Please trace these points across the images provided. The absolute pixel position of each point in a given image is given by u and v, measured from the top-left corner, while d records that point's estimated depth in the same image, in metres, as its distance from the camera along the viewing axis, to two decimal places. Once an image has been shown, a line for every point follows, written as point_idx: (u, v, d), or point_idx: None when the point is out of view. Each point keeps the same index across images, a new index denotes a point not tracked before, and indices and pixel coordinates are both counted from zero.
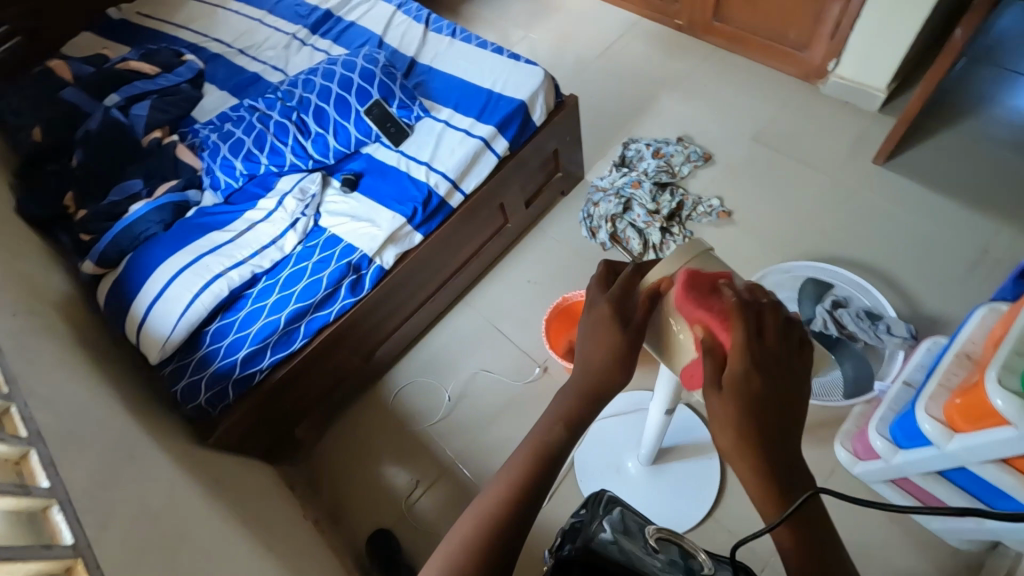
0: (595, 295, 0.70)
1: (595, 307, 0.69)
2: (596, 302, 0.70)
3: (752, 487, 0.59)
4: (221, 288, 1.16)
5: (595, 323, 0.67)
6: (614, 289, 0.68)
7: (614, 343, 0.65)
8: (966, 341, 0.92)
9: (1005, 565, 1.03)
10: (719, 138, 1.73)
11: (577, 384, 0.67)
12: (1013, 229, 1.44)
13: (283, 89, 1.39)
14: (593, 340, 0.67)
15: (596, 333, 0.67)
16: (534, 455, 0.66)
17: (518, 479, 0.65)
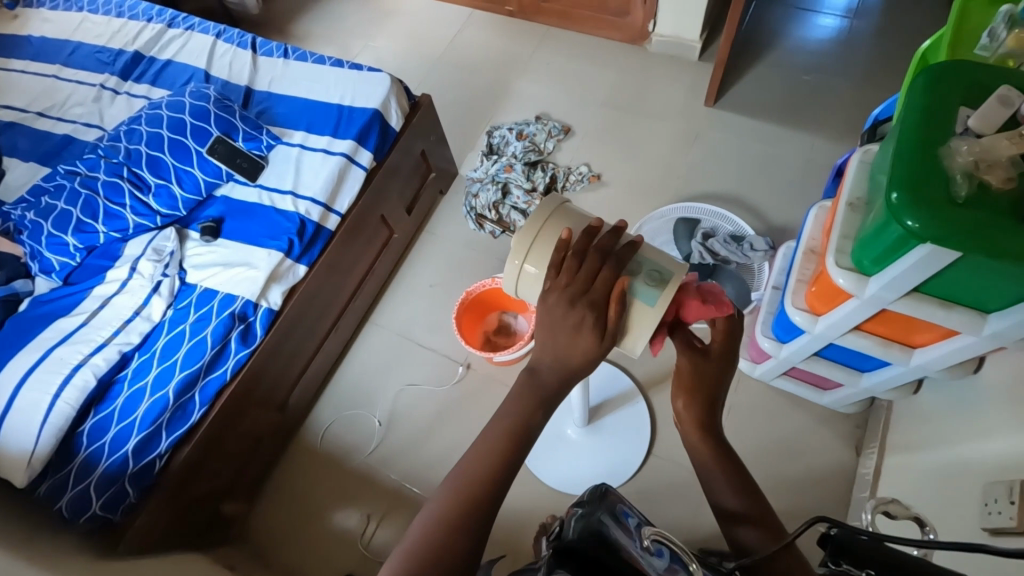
0: (570, 291, 0.65)
1: (575, 309, 0.64)
2: (572, 308, 0.64)
3: (716, 477, 0.74)
4: (87, 378, 1.02)
5: (576, 329, 0.64)
6: (593, 291, 0.65)
7: (591, 351, 0.64)
8: (808, 239, 1.07)
9: (882, 415, 1.22)
10: (573, 110, 1.83)
11: (552, 378, 0.67)
12: (824, 137, 1.68)
13: (104, 145, 1.24)
14: (569, 344, 0.64)
15: (574, 339, 0.64)
16: (484, 443, 0.67)
17: (483, 464, 0.65)
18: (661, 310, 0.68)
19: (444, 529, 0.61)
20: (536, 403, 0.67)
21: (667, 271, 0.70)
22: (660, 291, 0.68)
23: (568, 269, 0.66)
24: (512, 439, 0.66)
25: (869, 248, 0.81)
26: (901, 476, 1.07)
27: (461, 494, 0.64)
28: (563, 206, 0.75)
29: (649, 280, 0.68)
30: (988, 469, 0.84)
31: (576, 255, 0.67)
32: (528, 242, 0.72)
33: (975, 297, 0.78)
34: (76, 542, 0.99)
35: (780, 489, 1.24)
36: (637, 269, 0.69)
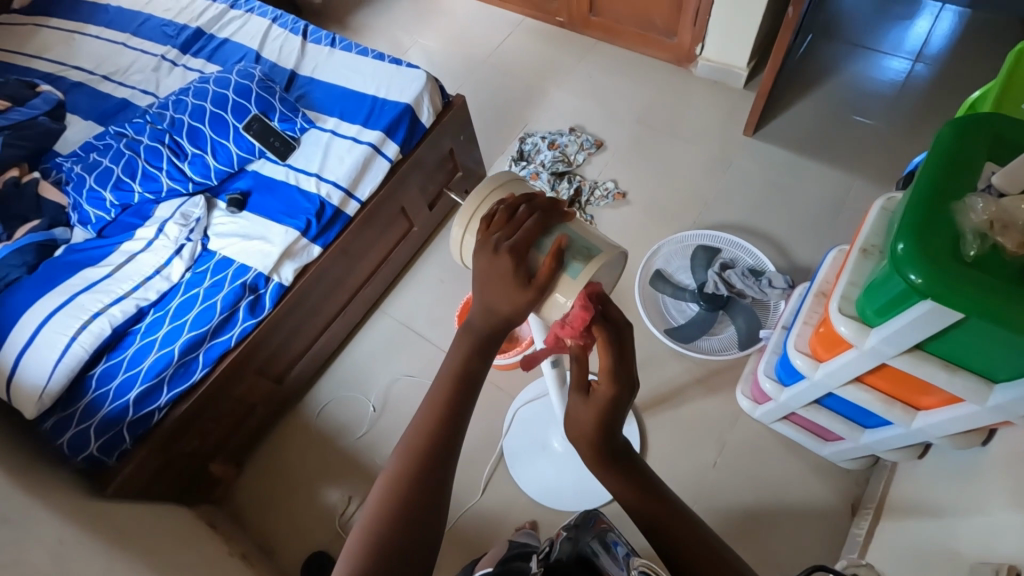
0: (497, 238, 0.65)
1: (499, 256, 0.64)
2: (497, 253, 0.64)
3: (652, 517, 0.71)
4: (102, 327, 1.09)
5: (499, 276, 0.64)
6: (517, 238, 0.65)
7: (517, 295, 0.64)
8: (822, 281, 1.03)
9: (884, 475, 1.16)
10: (608, 125, 1.83)
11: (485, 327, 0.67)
12: (864, 181, 1.62)
13: (152, 112, 1.33)
14: (495, 290, 0.65)
15: (499, 286, 0.64)
16: (437, 415, 0.67)
17: (429, 424, 0.67)
18: (582, 284, 0.65)
19: (398, 501, 0.63)
20: (472, 344, 0.68)
21: (594, 248, 0.68)
22: (582, 265, 0.66)
23: (499, 220, 0.68)
24: (455, 387, 0.67)
25: (873, 297, 0.79)
26: (891, 542, 1.02)
27: (410, 457, 0.65)
28: (515, 181, 0.75)
29: (575, 255, 0.66)
30: (977, 548, 0.79)
31: (508, 208, 0.68)
32: (471, 207, 0.72)
33: (979, 363, 0.74)
34: (72, 477, 1.05)
35: (764, 535, 1.20)
36: (565, 242, 0.67)
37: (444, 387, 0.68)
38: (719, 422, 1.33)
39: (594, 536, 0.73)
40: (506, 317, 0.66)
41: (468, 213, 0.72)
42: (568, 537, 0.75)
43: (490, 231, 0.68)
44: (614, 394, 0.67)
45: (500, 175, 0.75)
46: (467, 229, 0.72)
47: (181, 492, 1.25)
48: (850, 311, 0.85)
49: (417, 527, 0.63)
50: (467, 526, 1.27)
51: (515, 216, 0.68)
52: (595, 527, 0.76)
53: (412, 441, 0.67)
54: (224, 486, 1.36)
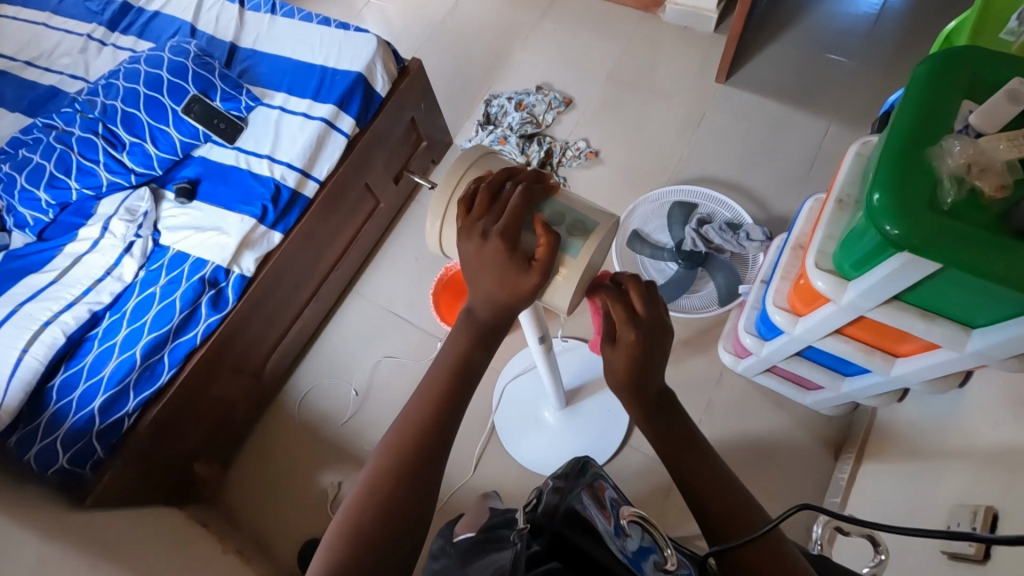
0: (482, 224, 0.61)
1: (488, 242, 0.60)
2: (488, 239, 0.60)
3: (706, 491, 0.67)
4: (56, 335, 1.04)
5: (493, 262, 0.60)
6: (506, 219, 0.61)
7: (515, 282, 0.61)
8: (799, 233, 1.01)
9: (866, 420, 1.18)
10: (575, 81, 1.75)
11: (486, 307, 0.64)
12: (839, 123, 1.58)
13: (81, 99, 1.23)
14: (492, 281, 0.61)
15: (494, 275, 0.61)
16: (440, 394, 0.63)
17: (424, 398, 0.63)
18: (582, 261, 0.64)
19: (380, 501, 0.56)
20: (473, 338, 0.65)
21: (588, 221, 0.65)
22: (580, 241, 0.64)
23: (480, 203, 0.63)
24: (453, 378, 0.64)
25: (850, 251, 0.77)
26: (875, 483, 1.04)
27: (404, 438, 0.60)
28: (487, 155, 0.70)
29: (572, 233, 0.64)
30: (963, 489, 0.79)
31: (490, 188, 0.63)
32: (446, 191, 0.68)
33: (957, 310, 0.73)
34: (46, 489, 1.01)
35: (752, 487, 1.21)
36: (558, 219, 0.65)
37: (443, 376, 0.64)
38: (703, 381, 1.33)
39: (584, 490, 0.60)
40: (509, 304, 0.63)
41: (445, 199, 0.68)
42: (555, 488, 0.61)
43: (472, 216, 0.63)
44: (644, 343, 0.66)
45: (466, 149, 0.71)
46: (444, 218, 0.68)
47: (166, 494, 1.22)
48: (828, 266, 0.83)
49: (408, 516, 0.56)
50: (460, 504, 1.26)
51: (499, 194, 0.64)
52: (586, 480, 0.64)
53: (400, 436, 0.60)
54: (211, 483, 1.34)
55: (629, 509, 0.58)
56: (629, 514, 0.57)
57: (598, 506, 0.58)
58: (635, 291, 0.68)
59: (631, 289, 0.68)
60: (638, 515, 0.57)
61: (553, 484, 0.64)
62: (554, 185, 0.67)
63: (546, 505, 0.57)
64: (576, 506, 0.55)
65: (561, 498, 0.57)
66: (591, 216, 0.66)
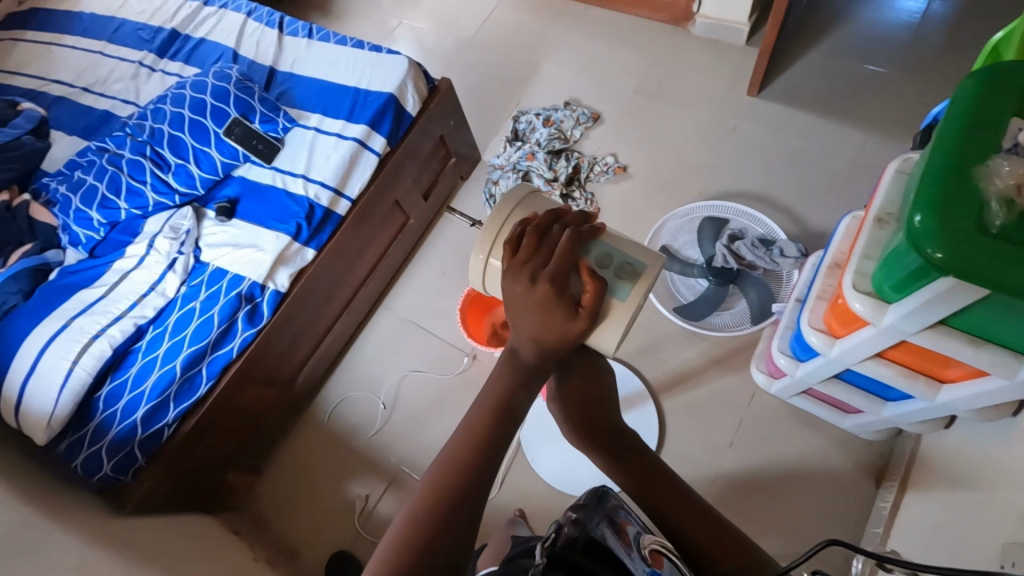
0: (530, 267, 0.62)
1: (536, 286, 0.61)
2: (536, 283, 0.62)
3: (690, 526, 0.77)
4: (103, 348, 1.09)
5: (542, 306, 0.62)
6: (555, 264, 0.62)
7: (562, 326, 0.62)
8: (836, 252, 0.98)
9: (908, 446, 1.12)
10: (603, 96, 1.75)
11: (529, 347, 0.65)
12: (878, 135, 1.53)
13: (131, 123, 1.31)
14: (540, 322, 0.63)
15: (541, 319, 0.62)
16: (489, 422, 0.64)
17: (476, 428, 0.64)
18: (631, 304, 0.65)
19: (416, 547, 0.55)
20: (517, 377, 0.66)
21: (636, 264, 0.67)
22: (628, 285, 0.66)
23: (528, 245, 0.64)
24: (494, 422, 0.64)
25: (890, 272, 0.74)
26: (919, 515, 0.99)
27: (454, 464, 0.61)
28: (531, 194, 0.72)
29: (620, 275, 0.66)
30: (1015, 527, 0.74)
31: (538, 231, 0.65)
32: (492, 231, 0.70)
33: (1007, 336, 0.69)
34: (91, 495, 1.05)
35: (786, 513, 1.17)
36: (606, 261, 0.66)
37: (483, 418, 0.65)
38: (734, 401, 1.30)
39: (605, 521, 0.64)
40: (555, 346, 0.65)
41: (490, 239, 0.70)
42: (573, 518, 0.65)
43: (519, 257, 0.64)
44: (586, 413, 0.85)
45: (510, 189, 0.72)
46: (490, 256, 0.70)
47: (202, 502, 1.26)
48: (867, 287, 0.80)
49: (451, 540, 0.56)
50: (485, 521, 1.26)
51: (547, 236, 0.65)
52: (608, 510, 0.67)
53: (436, 477, 0.60)
54: (243, 492, 1.37)
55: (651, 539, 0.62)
56: (653, 544, 0.61)
57: (619, 539, 0.63)
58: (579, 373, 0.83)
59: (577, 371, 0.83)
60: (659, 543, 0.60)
61: (571, 513, 0.68)
62: (600, 228, 0.69)
63: (566, 537, 0.62)
64: (593, 533, 0.62)
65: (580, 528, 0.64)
66: (639, 258, 0.68)
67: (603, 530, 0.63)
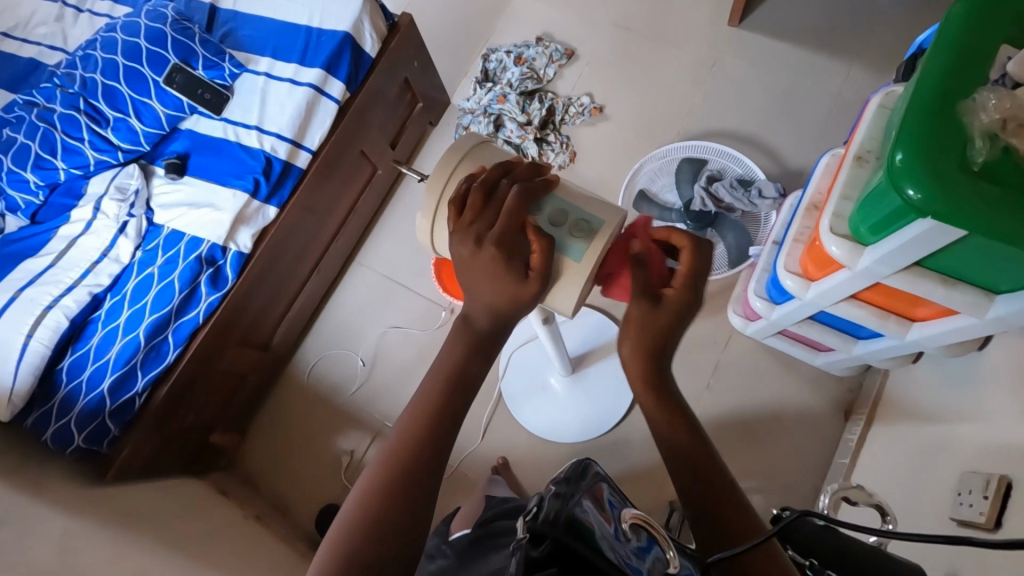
0: (475, 230, 0.59)
1: (482, 250, 0.58)
2: (481, 246, 0.58)
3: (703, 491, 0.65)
4: (58, 320, 1.04)
5: (488, 269, 0.58)
6: (500, 225, 0.58)
7: (514, 289, 0.59)
8: (813, 193, 0.95)
9: (876, 383, 1.15)
10: (578, 30, 1.64)
11: (486, 310, 0.62)
12: (862, 67, 1.48)
13: (59, 73, 1.18)
14: (489, 287, 0.59)
15: (489, 283, 0.59)
16: (450, 386, 0.61)
17: (435, 394, 0.62)
18: (588, 265, 0.61)
19: (378, 518, 0.54)
20: (474, 340, 0.63)
21: (593, 220, 0.62)
22: (584, 244, 0.61)
23: (472, 205, 0.60)
24: (447, 391, 0.61)
25: (867, 214, 0.72)
26: (885, 446, 1.03)
27: (414, 434, 0.59)
28: (481, 145, 0.68)
29: (575, 233, 0.61)
30: (978, 455, 0.77)
31: (483, 189, 0.60)
32: (437, 189, 0.65)
33: (981, 275, 0.69)
34: (68, 466, 1.04)
35: (758, 447, 1.21)
36: (558, 218, 0.62)
37: (439, 388, 0.62)
38: (711, 344, 1.31)
39: (584, 494, 0.58)
40: (509, 311, 0.61)
41: (436, 197, 0.65)
42: (555, 493, 0.57)
43: (464, 218, 0.61)
44: (682, 303, 0.65)
45: (455, 141, 0.68)
46: (437, 217, 0.65)
47: (187, 464, 1.25)
48: (844, 230, 0.79)
49: (412, 506, 0.55)
50: (471, 470, 1.29)
51: (492, 194, 0.61)
52: (587, 483, 0.62)
53: (390, 453, 0.59)
54: (228, 452, 1.37)
55: (631, 512, 0.58)
56: (632, 517, 0.57)
57: (599, 512, 0.57)
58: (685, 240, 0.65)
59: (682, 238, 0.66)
60: (641, 517, 0.57)
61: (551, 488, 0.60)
62: (551, 182, 0.64)
63: (546, 512, 0.53)
64: (575, 512, 0.53)
65: (560, 504, 0.55)
66: (594, 213, 0.63)
67: (586, 507, 0.55)
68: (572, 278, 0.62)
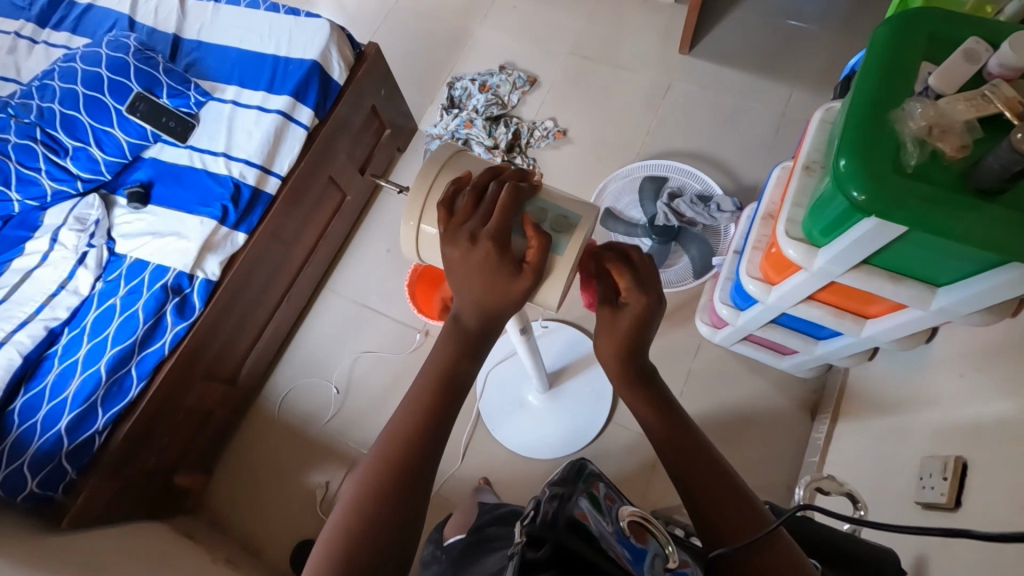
0: (469, 228, 0.59)
1: (478, 246, 0.59)
2: (476, 241, 0.59)
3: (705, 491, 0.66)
4: (12, 355, 1.00)
5: (482, 267, 0.59)
6: (494, 222, 0.59)
7: (507, 286, 0.60)
8: (769, 203, 1.01)
9: (839, 382, 1.21)
10: (539, 58, 1.71)
11: (471, 319, 0.63)
12: (803, 89, 1.59)
13: (13, 103, 1.15)
14: (482, 286, 0.60)
15: (483, 280, 0.60)
16: (435, 396, 0.62)
17: (420, 407, 0.61)
18: (571, 260, 0.64)
19: (366, 532, 0.53)
20: (457, 349, 0.64)
21: (572, 215, 0.65)
22: (567, 238, 0.64)
23: (465, 206, 0.61)
24: (433, 401, 0.62)
25: (819, 218, 0.78)
26: (851, 441, 1.07)
27: (402, 449, 0.59)
28: (455, 156, 0.69)
29: (558, 231, 0.64)
30: (936, 442, 0.82)
31: (474, 191, 0.62)
32: (420, 197, 0.66)
33: (924, 270, 0.75)
34: (19, 515, 0.97)
35: (733, 452, 1.24)
36: (542, 216, 0.64)
37: (424, 399, 0.62)
38: (682, 353, 1.35)
39: (582, 494, 0.58)
40: (500, 310, 0.62)
41: (419, 206, 0.66)
42: (553, 495, 0.58)
43: (456, 219, 0.61)
44: (647, 305, 0.67)
45: (433, 153, 0.69)
46: (428, 223, 0.66)
47: (150, 507, 1.19)
48: (798, 234, 0.84)
49: (399, 520, 0.55)
50: (452, 493, 1.26)
51: (483, 197, 0.62)
52: (583, 483, 0.62)
53: (377, 458, 0.59)
54: (195, 491, 1.31)
55: (628, 509, 0.59)
56: (630, 514, 0.58)
57: (598, 511, 0.57)
58: (636, 253, 0.69)
59: (631, 252, 0.69)
60: (638, 514, 0.58)
61: (549, 490, 0.61)
62: (535, 185, 0.66)
63: (545, 514, 0.54)
64: (573, 510, 0.54)
65: (557, 505, 0.56)
66: (572, 211, 0.66)
67: (583, 504, 0.56)
68: (558, 275, 0.64)
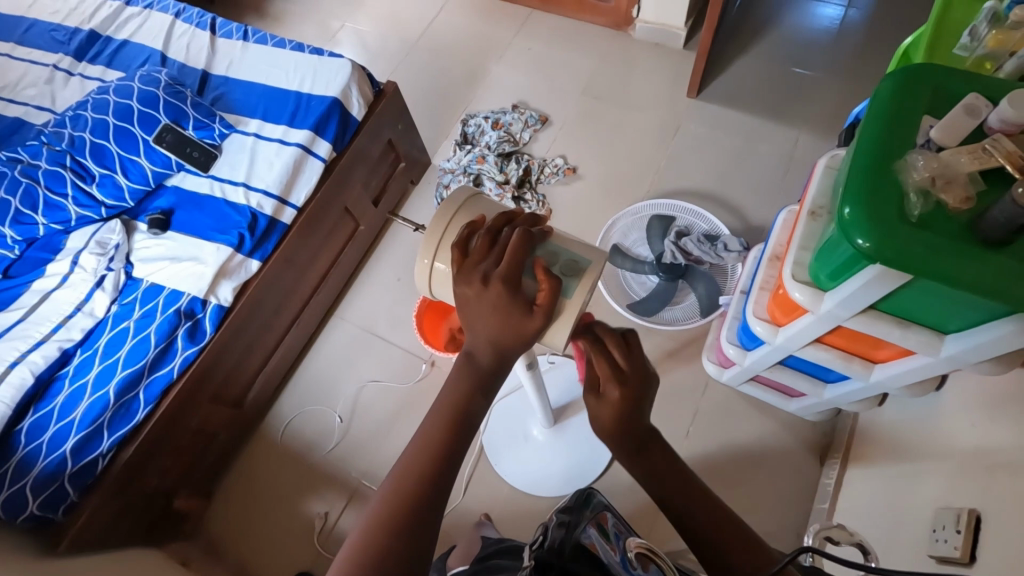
0: (482, 268, 0.61)
1: (489, 288, 0.60)
2: (489, 282, 0.60)
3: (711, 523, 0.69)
4: (24, 375, 1.01)
5: (494, 307, 0.60)
6: (506, 263, 0.61)
7: (518, 326, 0.61)
8: (775, 245, 1.02)
9: (848, 425, 1.19)
10: (551, 98, 1.77)
11: (480, 353, 0.64)
12: (809, 134, 1.63)
13: (48, 131, 1.21)
14: (494, 324, 0.61)
15: (495, 319, 0.61)
16: (441, 430, 0.62)
17: (426, 438, 0.62)
18: (579, 302, 0.65)
19: (368, 569, 0.53)
20: (465, 384, 0.64)
21: (581, 260, 0.67)
22: (576, 281, 0.65)
23: (479, 248, 0.63)
24: (438, 436, 0.62)
25: (825, 262, 0.79)
26: (862, 487, 1.05)
27: (407, 483, 0.59)
28: (473, 199, 0.71)
29: (567, 273, 0.65)
30: (948, 492, 0.81)
31: (488, 234, 0.64)
32: (436, 237, 0.68)
33: (931, 317, 0.75)
34: (17, 537, 0.96)
35: (741, 494, 1.22)
36: (552, 259, 0.66)
37: (428, 433, 0.62)
38: (689, 391, 1.34)
39: (589, 522, 0.59)
40: (509, 348, 0.63)
41: (435, 244, 0.68)
42: (560, 523, 0.60)
43: (470, 260, 0.63)
44: (628, 398, 0.67)
45: (449, 195, 0.71)
46: (441, 263, 0.68)
47: (147, 533, 1.17)
48: (805, 277, 0.85)
49: (403, 559, 0.54)
50: (452, 529, 1.24)
51: (496, 239, 0.64)
52: (591, 511, 0.63)
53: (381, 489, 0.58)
54: (193, 518, 1.29)
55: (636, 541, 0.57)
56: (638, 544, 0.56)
57: (605, 539, 0.57)
58: (613, 345, 0.68)
59: (609, 341, 0.68)
60: (645, 546, 0.57)
61: (559, 517, 0.62)
62: (545, 231, 0.68)
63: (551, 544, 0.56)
64: (579, 539, 0.56)
65: (564, 533, 0.58)
66: (582, 254, 0.67)
67: (589, 533, 0.57)
68: (566, 315, 0.65)
